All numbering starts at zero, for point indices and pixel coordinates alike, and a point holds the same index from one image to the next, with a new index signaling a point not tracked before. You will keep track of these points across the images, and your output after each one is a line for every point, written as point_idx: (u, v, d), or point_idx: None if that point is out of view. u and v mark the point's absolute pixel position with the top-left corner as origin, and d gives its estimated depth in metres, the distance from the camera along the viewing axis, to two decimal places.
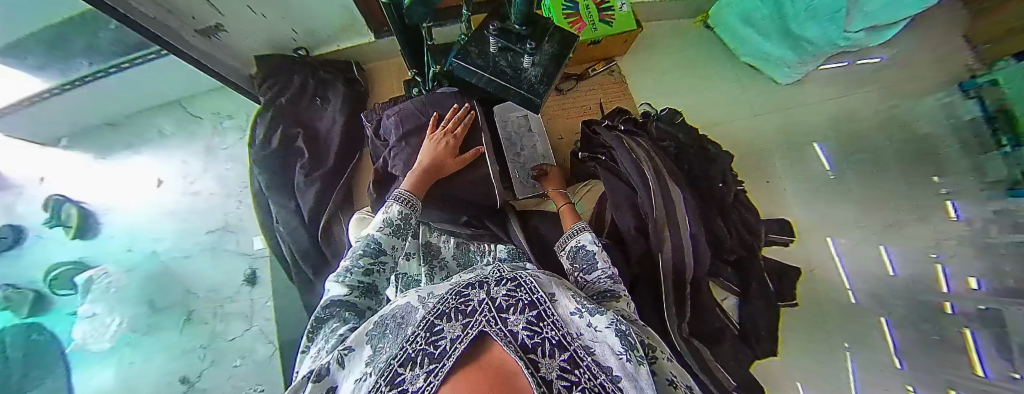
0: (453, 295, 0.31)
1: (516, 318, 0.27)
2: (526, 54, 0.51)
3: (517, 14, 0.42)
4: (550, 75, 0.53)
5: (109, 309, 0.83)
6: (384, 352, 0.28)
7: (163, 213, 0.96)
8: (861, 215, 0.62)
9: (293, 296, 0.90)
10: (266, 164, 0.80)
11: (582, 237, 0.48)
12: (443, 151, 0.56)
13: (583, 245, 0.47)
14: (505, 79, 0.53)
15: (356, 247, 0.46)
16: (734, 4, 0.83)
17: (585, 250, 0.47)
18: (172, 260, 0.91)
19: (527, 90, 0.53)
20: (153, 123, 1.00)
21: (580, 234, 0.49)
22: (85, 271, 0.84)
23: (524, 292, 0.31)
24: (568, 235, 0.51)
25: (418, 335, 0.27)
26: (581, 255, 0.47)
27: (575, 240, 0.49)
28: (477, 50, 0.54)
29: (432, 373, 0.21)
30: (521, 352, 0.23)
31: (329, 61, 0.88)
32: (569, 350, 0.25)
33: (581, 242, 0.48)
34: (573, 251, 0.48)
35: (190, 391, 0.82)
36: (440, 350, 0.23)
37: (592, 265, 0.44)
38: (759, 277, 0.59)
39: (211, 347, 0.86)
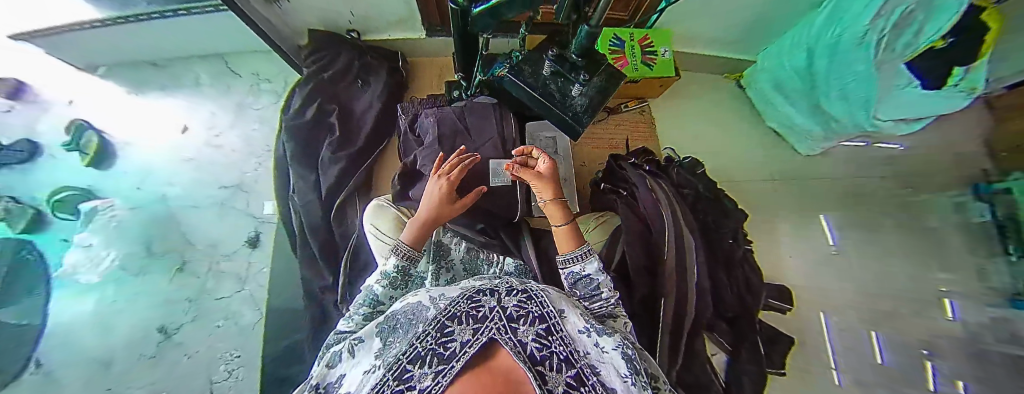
0: (465, 299, 0.32)
1: (526, 329, 0.29)
2: (577, 84, 0.56)
3: (580, 45, 0.45)
4: (594, 106, 0.58)
5: (105, 242, 0.81)
6: (394, 347, 0.29)
7: (181, 160, 0.96)
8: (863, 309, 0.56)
9: (291, 268, 0.91)
10: (295, 133, 0.81)
11: (587, 265, 0.44)
12: (445, 198, 0.50)
13: (585, 275, 0.44)
14: (552, 101, 0.57)
15: (359, 295, 0.45)
16: (772, 72, 0.87)
17: (588, 279, 0.44)
18: (180, 207, 0.92)
19: (571, 117, 0.58)
20: (192, 70, 1.02)
21: (584, 263, 0.44)
22: (91, 200, 0.84)
23: (535, 305, 0.32)
24: (568, 259, 0.45)
25: (429, 334, 0.28)
26: (583, 284, 0.44)
27: (577, 267, 0.45)
28: (530, 69, 0.58)
29: (441, 373, 0.23)
30: (529, 364, 0.24)
31: (375, 47, 0.91)
32: (576, 367, 0.27)
33: (583, 271, 0.44)
34: (571, 277, 0.45)
35: (166, 342, 0.80)
36: (450, 353, 0.24)
37: (594, 288, 0.43)
38: (753, 338, 0.57)
39: (198, 302, 0.85)
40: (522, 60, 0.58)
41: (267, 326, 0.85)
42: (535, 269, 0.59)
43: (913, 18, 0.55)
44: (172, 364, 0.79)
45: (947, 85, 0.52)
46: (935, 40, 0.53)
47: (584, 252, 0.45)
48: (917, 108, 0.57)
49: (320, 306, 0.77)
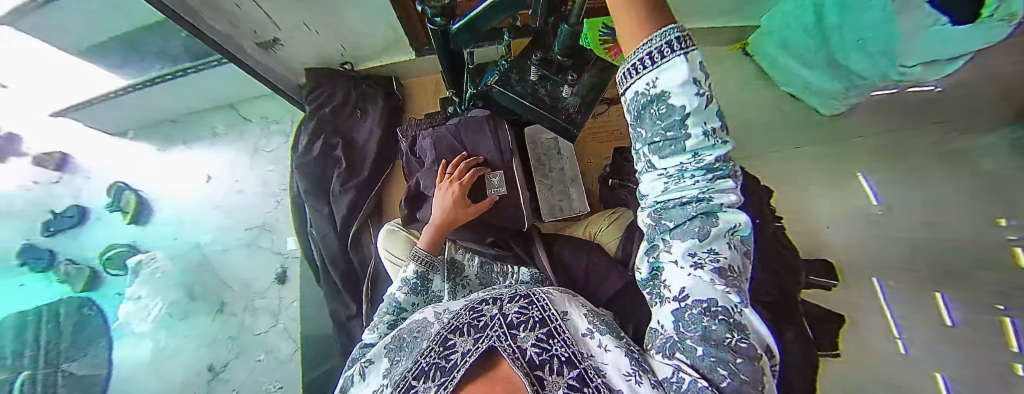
0: (467, 311, 0.36)
1: (527, 335, 0.32)
2: (566, 85, 0.57)
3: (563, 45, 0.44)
4: (586, 103, 0.58)
5: (152, 293, 0.88)
6: (400, 366, 0.34)
7: (209, 207, 1.07)
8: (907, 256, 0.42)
9: (314, 301, 0.99)
10: (306, 170, 0.86)
11: (663, 75, 0.18)
12: (455, 203, 0.57)
13: (657, 99, 0.19)
14: (542, 105, 0.58)
15: (383, 303, 0.50)
16: (776, 33, 0.78)
17: (665, 108, 0.19)
18: (212, 252, 1.02)
19: (566, 120, 0.59)
20: (209, 120, 1.10)
21: (654, 71, 0.19)
22: (136, 255, 0.92)
23: (535, 310, 0.35)
24: (630, 72, 0.20)
25: (432, 349, 0.33)
26: (656, 119, 0.20)
27: (644, 80, 0.20)
28: (517, 77, 0.57)
29: (444, 384, 0.29)
30: (528, 369, 0.28)
31: (370, 76, 0.93)
32: (578, 368, 0.29)
33: (652, 87, 0.19)
34: (635, 103, 0.21)
35: (214, 380, 0.91)
36: (452, 364, 0.30)
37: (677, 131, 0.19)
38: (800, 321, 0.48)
39: (239, 339, 0.96)
40: (507, 68, 0.58)
41: (303, 355, 0.95)
42: (551, 277, 0.59)
43: None
44: None
45: (981, 17, 0.37)
46: None
47: (653, 47, 0.18)
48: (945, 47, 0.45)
49: (347, 332, 0.80)
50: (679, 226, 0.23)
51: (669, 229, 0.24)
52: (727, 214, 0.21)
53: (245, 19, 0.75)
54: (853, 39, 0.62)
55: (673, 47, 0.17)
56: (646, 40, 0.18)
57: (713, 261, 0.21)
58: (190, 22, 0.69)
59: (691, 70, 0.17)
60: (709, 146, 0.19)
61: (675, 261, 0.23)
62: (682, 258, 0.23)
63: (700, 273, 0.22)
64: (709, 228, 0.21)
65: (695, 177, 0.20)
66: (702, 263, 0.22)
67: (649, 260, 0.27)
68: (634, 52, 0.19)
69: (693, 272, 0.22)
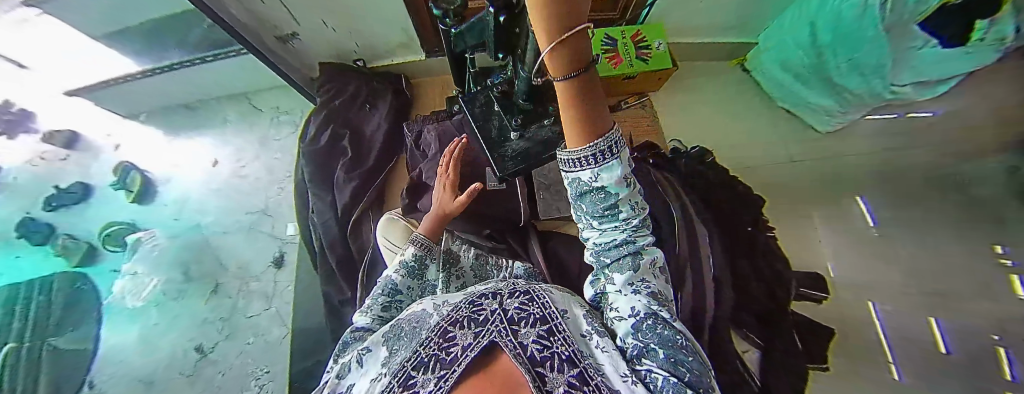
0: (467, 304, 0.38)
1: (527, 331, 0.33)
2: (514, 129, 0.56)
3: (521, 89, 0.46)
4: (527, 155, 0.56)
5: (148, 270, 0.92)
6: (399, 355, 0.35)
7: (211, 190, 1.07)
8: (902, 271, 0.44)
9: (312, 285, 0.97)
10: (312, 157, 0.88)
11: (604, 174, 0.23)
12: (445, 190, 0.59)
13: (598, 188, 0.25)
14: (487, 137, 0.57)
15: (379, 285, 0.52)
16: (771, 49, 0.83)
17: (604, 194, 0.26)
18: (212, 234, 1.02)
19: (498, 157, 0.56)
20: (221, 110, 1.13)
21: (599, 168, 0.23)
22: (136, 232, 0.94)
23: (535, 307, 0.36)
24: (572, 163, 0.23)
25: (433, 340, 0.34)
26: (596, 199, 0.27)
27: (588, 173, 0.23)
28: (482, 101, 0.60)
29: (443, 378, 0.29)
30: (530, 366, 0.29)
31: (383, 74, 0.97)
32: (578, 366, 0.29)
33: (594, 180, 0.24)
34: (575, 185, 0.26)
35: (203, 360, 0.88)
36: (452, 357, 0.31)
37: (611, 204, 0.27)
38: (788, 332, 0.50)
39: (230, 320, 0.93)
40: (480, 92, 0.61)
41: (294, 340, 0.91)
42: (544, 272, 0.61)
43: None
44: (208, 380, 0.87)
45: (971, 40, 0.42)
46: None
47: (599, 150, 0.21)
48: (944, 66, 0.48)
49: (340, 319, 0.79)
50: (616, 261, 0.32)
51: (610, 267, 0.33)
52: (647, 252, 0.32)
53: (269, 14, 0.78)
54: (844, 61, 0.65)
55: (612, 151, 0.22)
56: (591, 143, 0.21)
57: (646, 288, 0.32)
58: (217, 14, 0.72)
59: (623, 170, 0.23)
60: (633, 216, 0.29)
61: (620, 290, 0.32)
62: (625, 287, 0.32)
63: (639, 297, 0.31)
64: (638, 262, 0.31)
65: (622, 230, 0.30)
66: (639, 290, 0.32)
67: (597, 290, 0.36)
68: (582, 150, 0.21)
69: (635, 296, 0.32)
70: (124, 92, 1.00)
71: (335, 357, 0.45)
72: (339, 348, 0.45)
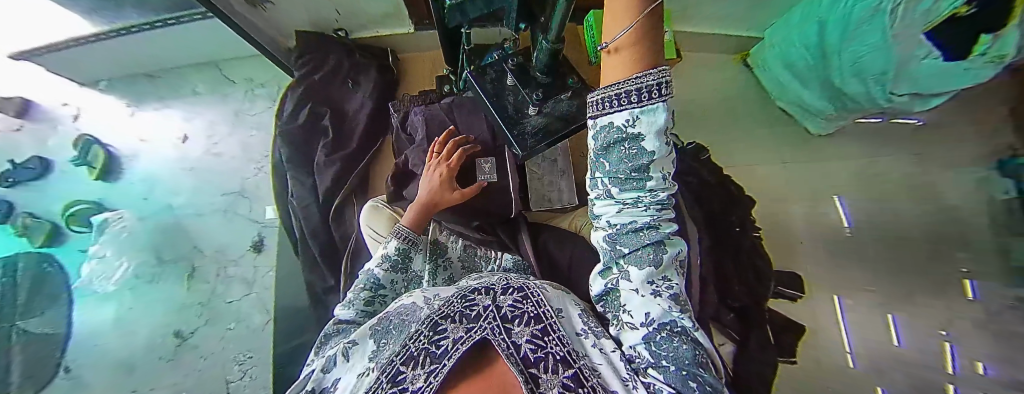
0: (459, 299, 0.38)
1: (521, 330, 0.35)
2: (532, 103, 0.56)
3: (542, 60, 0.50)
4: (547, 130, 0.55)
5: (117, 252, 0.88)
6: (388, 349, 0.35)
7: (183, 170, 1.03)
8: (875, 276, 0.46)
9: (291, 270, 0.95)
10: (290, 138, 0.83)
11: (644, 117, 0.23)
12: (442, 185, 0.56)
13: (632, 138, 0.25)
14: (505, 113, 0.57)
15: (360, 279, 0.51)
16: (777, 45, 0.74)
17: (638, 148, 0.25)
18: (185, 216, 0.98)
19: (517, 135, 0.55)
20: (189, 82, 1.07)
21: (639, 109, 0.23)
22: (101, 213, 0.89)
23: (529, 305, 0.37)
24: (610, 104, 0.25)
25: (422, 333, 0.34)
26: (625, 154, 0.26)
27: (625, 117, 0.24)
28: (492, 76, 0.59)
29: (433, 373, 0.31)
30: (522, 367, 0.30)
31: (366, 46, 0.90)
32: (573, 367, 0.31)
33: (630, 126, 0.24)
34: (606, 133, 0.27)
35: (181, 346, 0.88)
36: (442, 352, 0.32)
37: (641, 169, 0.26)
38: (761, 328, 0.55)
39: (210, 305, 0.93)
40: (488, 66, 0.61)
41: (277, 326, 0.92)
42: (532, 264, 0.62)
43: None
44: (191, 365, 0.88)
45: (970, 55, 0.36)
46: (959, 4, 0.34)
47: (644, 86, 0.22)
48: (945, 79, 0.41)
49: (324, 306, 0.79)
50: (634, 252, 0.30)
51: (627, 258, 0.31)
52: (671, 244, 0.30)
53: None
54: (849, 64, 0.57)
55: (658, 92, 0.22)
56: (638, 77, 0.23)
57: (668, 290, 0.30)
58: None
59: (665, 118, 0.23)
60: (662, 189, 0.27)
61: (637, 290, 0.31)
62: (644, 288, 0.31)
63: (659, 300, 0.30)
64: (662, 256, 0.29)
65: (647, 208, 0.28)
66: (660, 292, 0.31)
67: (608, 285, 0.35)
68: (625, 84, 0.23)
69: (654, 299, 0.30)
70: (71, 60, 0.92)
71: (316, 348, 0.45)
72: (321, 338, 0.46)
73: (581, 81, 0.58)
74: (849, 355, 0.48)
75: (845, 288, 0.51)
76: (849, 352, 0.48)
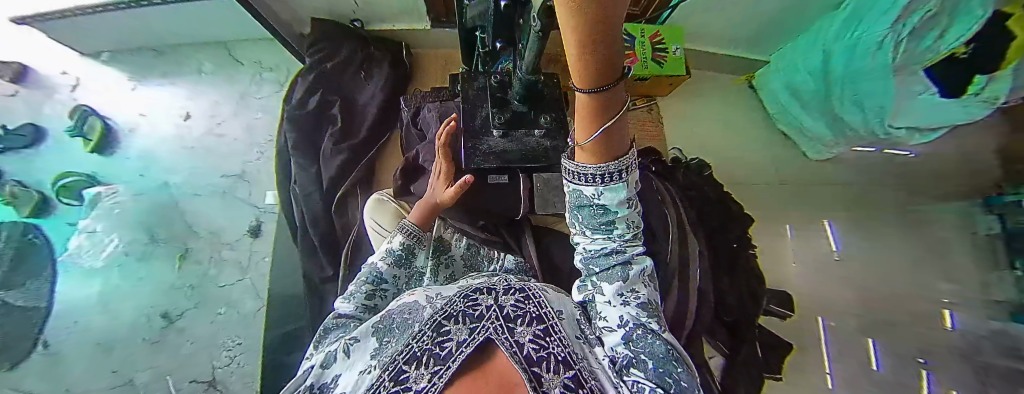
0: (461, 298, 0.38)
1: (523, 329, 0.35)
2: (498, 126, 0.56)
3: (518, 89, 0.50)
4: (502, 157, 0.56)
5: (109, 228, 0.84)
6: (389, 348, 0.36)
7: (182, 148, 1.00)
8: (867, 301, 0.47)
9: (292, 258, 0.98)
10: (297, 124, 0.82)
11: (608, 193, 0.26)
12: (444, 184, 0.56)
13: (599, 205, 0.28)
14: (470, 123, 0.57)
15: (362, 272, 0.50)
16: (784, 72, 0.77)
17: (604, 210, 0.28)
18: (182, 196, 0.96)
19: (470, 149, 0.56)
20: (196, 59, 1.07)
21: (604, 187, 0.26)
22: (95, 187, 0.87)
23: (533, 307, 0.37)
24: (579, 177, 0.26)
25: (425, 334, 0.34)
26: (594, 213, 0.29)
27: (593, 190, 0.26)
28: (474, 86, 0.59)
29: (437, 374, 0.31)
30: (525, 365, 0.30)
31: (382, 38, 0.90)
32: (573, 368, 0.31)
33: (597, 197, 0.27)
34: (576, 197, 0.28)
35: (169, 328, 0.84)
36: (447, 353, 0.32)
37: (609, 220, 0.30)
38: (751, 343, 0.57)
39: (201, 288, 0.90)
40: (473, 75, 0.60)
41: (270, 313, 0.92)
42: (534, 267, 0.63)
43: (935, 23, 0.42)
44: (175, 349, 0.84)
45: (965, 92, 0.38)
46: (958, 45, 0.38)
47: (607, 172, 0.24)
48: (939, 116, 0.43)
49: (320, 296, 0.78)
50: (605, 271, 0.34)
51: (598, 276, 0.35)
52: (638, 261, 0.34)
53: None
54: (853, 95, 0.59)
55: (619, 176, 0.25)
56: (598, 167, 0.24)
57: (635, 299, 0.33)
58: None
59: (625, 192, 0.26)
60: (627, 232, 0.32)
61: (609, 301, 0.34)
62: (615, 298, 0.34)
63: (628, 308, 0.33)
64: (628, 273, 0.33)
65: (614, 240, 0.32)
66: (629, 301, 0.34)
67: (586, 297, 0.37)
68: (588, 167, 0.24)
69: (624, 307, 0.33)
70: (82, 26, 0.92)
71: (315, 342, 0.45)
72: (320, 332, 0.45)
73: (558, 121, 0.57)
74: (826, 375, 0.52)
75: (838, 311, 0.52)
76: (826, 372, 0.53)
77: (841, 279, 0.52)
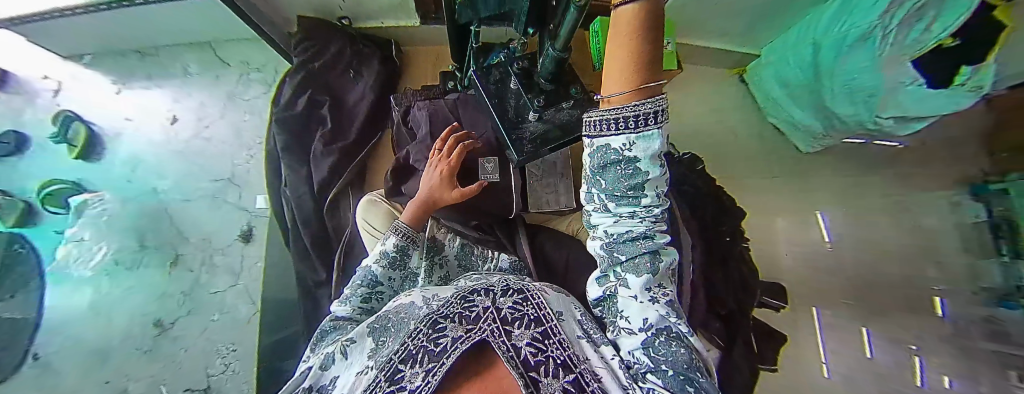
0: (459, 299, 0.38)
1: (521, 332, 0.35)
2: (534, 109, 0.57)
3: (547, 67, 0.51)
4: (543, 139, 0.56)
5: (96, 236, 0.83)
6: (386, 347, 0.35)
7: (170, 152, 1.01)
8: (850, 288, 0.49)
9: (282, 265, 0.96)
10: (287, 125, 0.81)
11: (640, 143, 0.24)
12: (443, 184, 0.55)
13: (627, 160, 0.25)
14: (505, 116, 0.58)
15: (357, 276, 0.50)
16: (773, 65, 0.76)
17: (632, 169, 0.25)
18: (170, 201, 0.97)
19: (515, 133, 0.57)
20: (181, 60, 1.08)
21: (634, 135, 0.24)
22: (81, 194, 0.86)
23: (530, 308, 0.37)
24: (608, 126, 0.25)
25: (421, 331, 0.34)
26: (621, 174, 0.27)
27: (623, 140, 0.24)
28: (498, 76, 0.61)
29: (432, 372, 0.31)
30: (522, 370, 0.31)
31: (369, 36, 0.90)
32: (573, 371, 0.32)
33: (627, 149, 0.25)
34: (602, 154, 0.26)
35: (161, 336, 0.84)
36: (442, 349, 0.32)
37: (637, 183, 0.26)
38: (746, 334, 0.58)
39: (192, 295, 0.90)
40: (490, 67, 0.62)
41: (263, 319, 0.93)
42: (529, 266, 0.63)
43: (923, 13, 0.40)
44: (170, 357, 0.84)
45: (952, 84, 0.37)
46: (945, 35, 0.36)
47: (642, 113, 0.22)
48: (924, 106, 0.42)
49: (315, 299, 0.78)
50: (631, 260, 0.31)
51: (623, 266, 0.32)
52: (666, 252, 0.32)
53: None
54: (841, 85, 0.57)
55: (654, 119, 0.22)
56: (636, 104, 0.22)
57: (665, 296, 0.32)
58: None
59: (659, 143, 0.23)
60: (655, 205, 0.28)
61: (636, 296, 0.32)
62: (643, 294, 0.31)
63: (657, 307, 0.31)
64: (658, 264, 0.30)
65: (642, 220, 0.29)
66: (657, 298, 0.32)
67: (605, 292, 0.35)
68: (623, 109, 0.23)
69: (653, 305, 0.31)
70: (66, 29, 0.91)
71: (311, 346, 0.46)
72: (316, 336, 0.47)
73: (585, 91, 0.59)
74: (823, 365, 0.52)
75: (823, 300, 0.54)
76: (824, 363, 0.53)
77: (836, 271, 0.52)
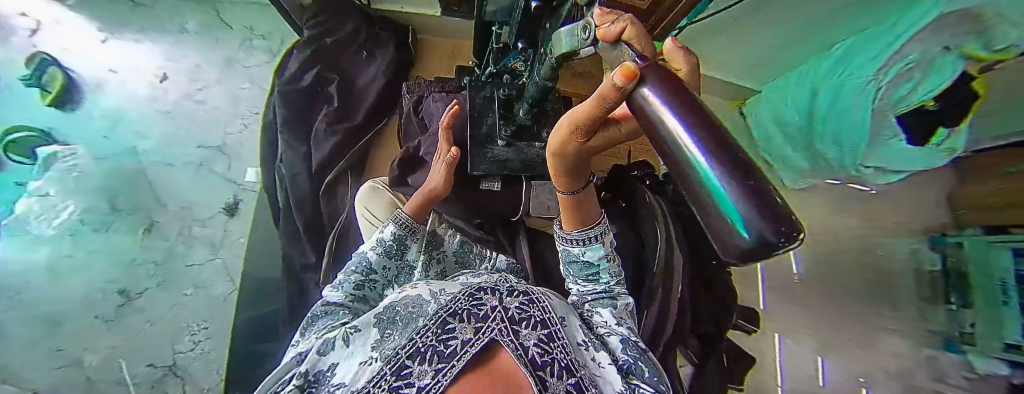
0: (467, 296, 0.38)
1: (527, 333, 0.35)
2: (502, 137, 0.58)
3: (531, 93, 0.49)
4: (503, 164, 0.58)
5: (63, 192, 0.81)
6: (392, 341, 0.35)
7: (157, 112, 0.95)
8: None
9: (270, 239, 0.92)
10: (289, 99, 0.78)
11: (590, 251, 0.42)
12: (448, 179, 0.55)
13: (584, 260, 0.43)
14: (475, 132, 0.59)
15: (351, 262, 0.49)
16: None
17: (588, 264, 0.43)
18: (151, 164, 0.91)
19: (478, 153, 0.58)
20: (181, 16, 1.01)
21: (587, 248, 0.42)
22: (49, 145, 0.83)
23: (536, 310, 0.37)
24: (569, 240, 0.42)
25: (430, 329, 0.34)
26: (580, 266, 0.44)
27: (580, 249, 0.42)
28: (488, 91, 0.61)
29: (442, 371, 0.30)
30: (531, 368, 0.31)
31: (386, 19, 0.88)
32: (576, 375, 0.33)
33: (582, 254, 0.42)
34: (566, 255, 0.44)
35: (125, 307, 0.81)
36: (452, 351, 0.31)
37: (594, 271, 0.44)
38: (721, 354, 0.61)
39: (165, 265, 0.86)
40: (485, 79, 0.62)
41: (241, 294, 0.88)
42: (528, 270, 0.64)
43: None
44: (133, 330, 0.81)
45: None
46: None
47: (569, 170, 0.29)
48: None
49: (301, 283, 0.75)
50: (597, 302, 0.44)
51: (591, 303, 0.45)
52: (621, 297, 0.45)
53: None
54: None
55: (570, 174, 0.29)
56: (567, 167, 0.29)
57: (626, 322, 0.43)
58: None
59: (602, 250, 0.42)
60: (606, 274, 0.44)
61: (606, 320, 0.42)
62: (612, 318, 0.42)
63: (622, 327, 0.42)
64: (615, 301, 0.44)
65: (599, 284, 0.44)
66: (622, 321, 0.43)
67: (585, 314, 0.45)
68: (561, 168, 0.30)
69: (619, 326, 0.42)
70: None
71: (302, 329, 0.45)
72: (308, 319, 0.45)
73: None
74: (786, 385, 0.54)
75: None
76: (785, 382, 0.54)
77: None
